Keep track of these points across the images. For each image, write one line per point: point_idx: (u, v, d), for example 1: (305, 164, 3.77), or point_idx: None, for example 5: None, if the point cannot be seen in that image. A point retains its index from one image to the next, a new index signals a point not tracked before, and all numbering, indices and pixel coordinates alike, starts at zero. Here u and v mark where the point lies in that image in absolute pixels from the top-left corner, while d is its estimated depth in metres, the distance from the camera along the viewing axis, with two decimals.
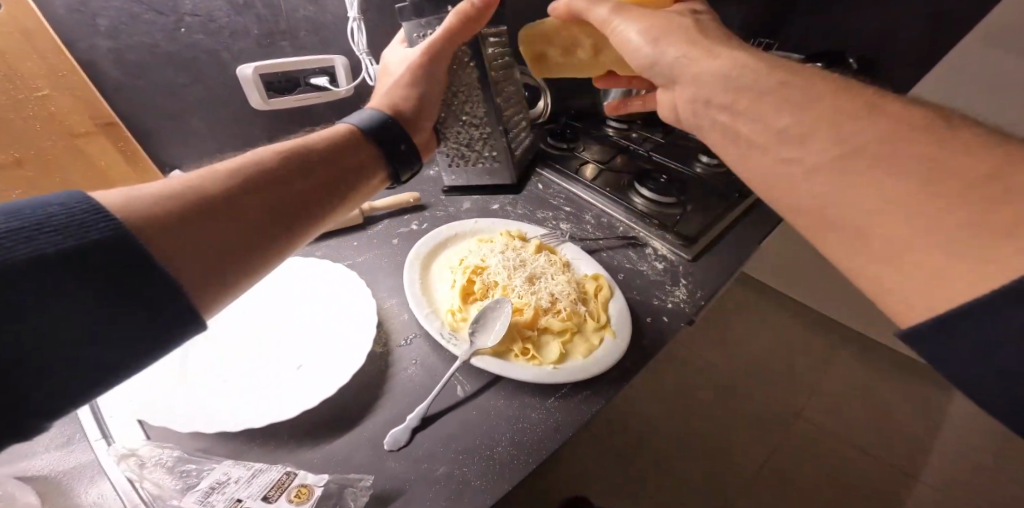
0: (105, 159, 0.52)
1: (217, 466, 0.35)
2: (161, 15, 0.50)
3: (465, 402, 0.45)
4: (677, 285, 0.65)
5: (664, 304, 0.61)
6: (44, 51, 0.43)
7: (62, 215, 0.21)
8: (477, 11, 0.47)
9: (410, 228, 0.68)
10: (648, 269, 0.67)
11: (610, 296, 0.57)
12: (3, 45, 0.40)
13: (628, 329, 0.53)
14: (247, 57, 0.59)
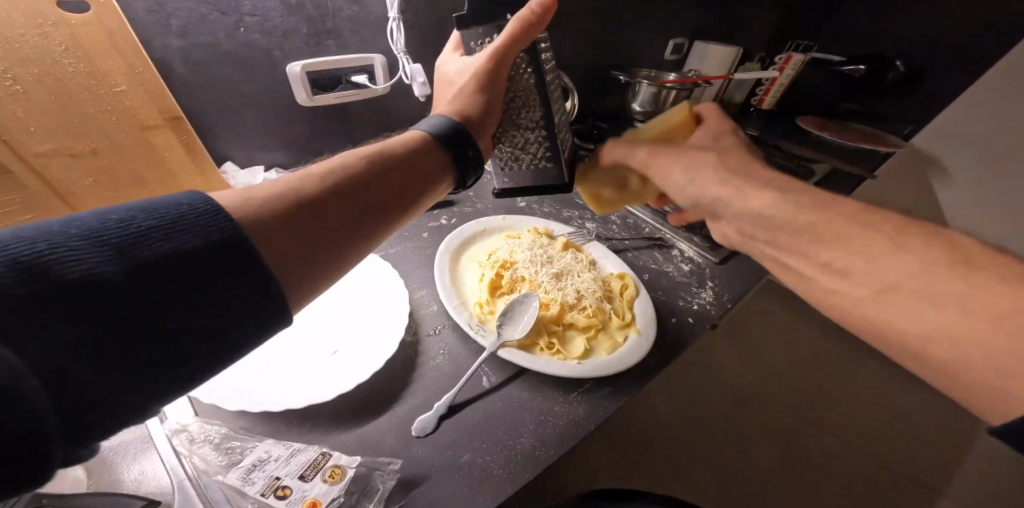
0: (169, 151, 0.56)
1: (259, 445, 0.38)
2: (223, 15, 0.53)
3: (490, 393, 0.47)
4: (703, 288, 0.64)
5: (689, 306, 0.60)
6: (124, 50, 0.47)
7: (189, 214, 0.24)
8: (539, 16, 0.42)
9: (438, 223, 0.70)
10: (673, 271, 0.66)
11: (636, 296, 0.57)
12: (91, 44, 0.44)
13: (654, 329, 0.53)
14: (296, 55, 0.63)
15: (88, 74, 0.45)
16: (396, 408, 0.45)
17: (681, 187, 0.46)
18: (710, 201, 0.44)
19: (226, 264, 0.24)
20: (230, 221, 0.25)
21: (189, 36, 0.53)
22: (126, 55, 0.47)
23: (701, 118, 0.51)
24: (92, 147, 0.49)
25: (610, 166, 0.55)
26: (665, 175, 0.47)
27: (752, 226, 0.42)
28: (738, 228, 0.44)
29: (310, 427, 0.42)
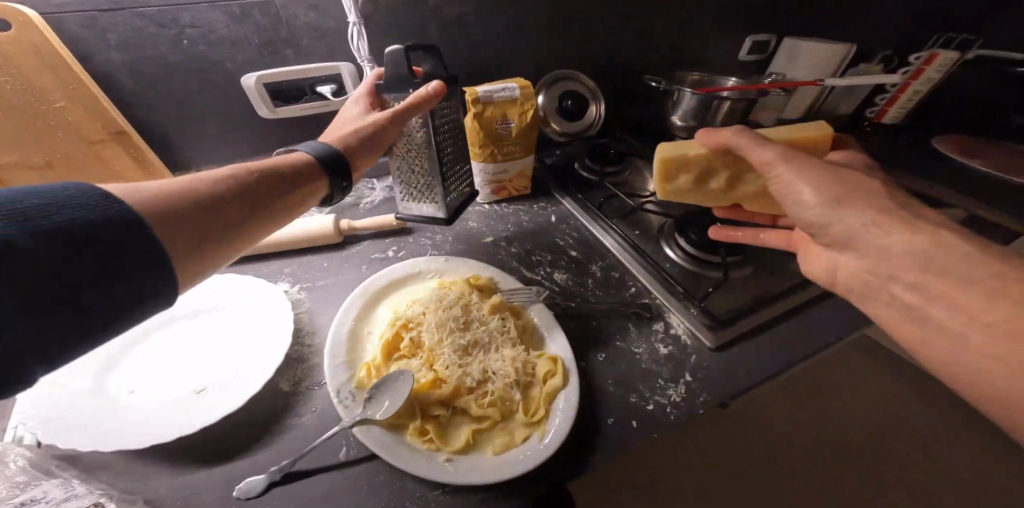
0: (121, 164, 0.56)
1: (39, 484, 0.31)
2: (163, 28, 0.52)
3: (341, 467, 0.39)
4: (676, 381, 0.47)
5: (642, 404, 0.45)
6: (54, 65, 0.48)
7: (86, 199, 0.28)
8: (431, 98, 0.52)
9: (384, 254, 0.63)
10: (643, 352, 0.50)
11: (561, 388, 0.43)
12: (20, 60, 0.46)
13: (564, 437, 0.39)
14: (249, 67, 0.59)
15: (25, 90, 0.47)
16: (234, 464, 0.38)
17: (816, 212, 0.35)
18: (850, 229, 0.33)
19: (131, 243, 0.28)
20: (128, 210, 0.29)
21: (130, 49, 0.52)
22: (58, 68, 0.48)
23: (792, 186, 0.37)
24: (47, 159, 0.51)
25: (710, 148, 0.46)
26: (795, 197, 0.36)
27: (902, 268, 0.30)
28: (871, 268, 0.33)
29: (137, 468, 0.38)
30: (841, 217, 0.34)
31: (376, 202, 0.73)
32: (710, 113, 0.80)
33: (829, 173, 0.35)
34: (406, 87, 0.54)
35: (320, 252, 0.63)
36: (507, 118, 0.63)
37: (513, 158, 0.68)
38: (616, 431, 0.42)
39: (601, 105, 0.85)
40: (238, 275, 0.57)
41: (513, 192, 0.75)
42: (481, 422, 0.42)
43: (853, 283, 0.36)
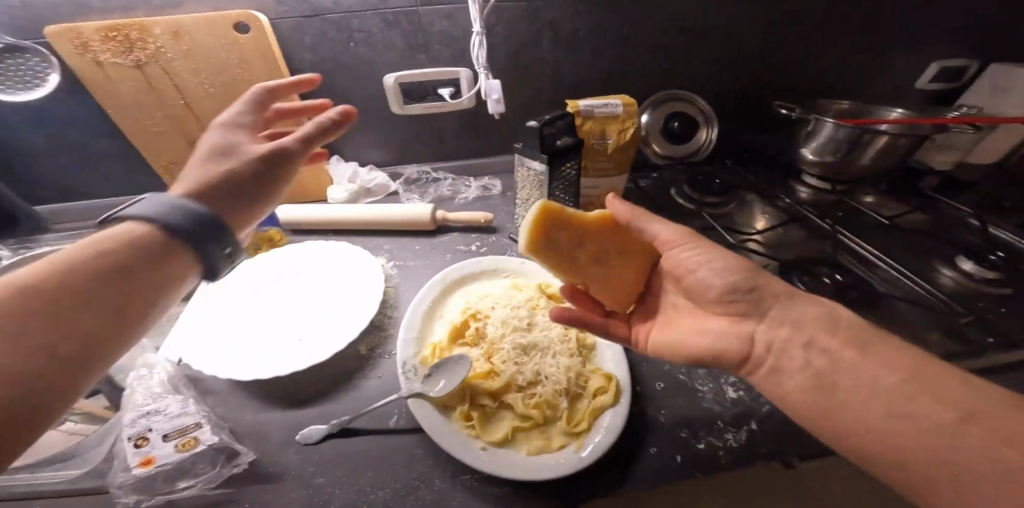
0: (294, 143, 0.71)
1: (169, 397, 0.46)
2: (340, 33, 0.65)
3: (388, 434, 0.44)
4: (737, 427, 0.45)
5: (692, 441, 0.43)
6: (271, 65, 0.61)
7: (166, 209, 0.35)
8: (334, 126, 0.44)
9: (467, 247, 0.69)
10: (706, 393, 0.49)
11: (609, 406, 0.43)
12: (252, 60, 0.60)
13: (601, 454, 0.39)
14: (392, 68, 0.71)
15: (250, 82, 0.62)
16: (315, 406, 0.48)
17: (717, 280, 0.40)
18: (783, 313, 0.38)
19: (201, 240, 0.35)
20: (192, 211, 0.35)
21: (316, 51, 0.66)
22: (273, 71, 0.62)
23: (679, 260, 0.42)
24: None
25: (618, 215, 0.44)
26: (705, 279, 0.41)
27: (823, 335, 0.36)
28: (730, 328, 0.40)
29: (246, 396, 0.48)
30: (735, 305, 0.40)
31: (469, 199, 0.79)
32: (859, 148, 0.66)
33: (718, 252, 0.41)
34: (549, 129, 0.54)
35: (415, 235, 0.71)
36: (605, 135, 0.62)
37: (605, 176, 0.66)
38: (658, 464, 0.41)
39: (713, 130, 0.78)
40: (343, 242, 0.66)
41: (601, 208, 0.73)
42: (523, 422, 0.44)
43: (809, 409, 0.34)
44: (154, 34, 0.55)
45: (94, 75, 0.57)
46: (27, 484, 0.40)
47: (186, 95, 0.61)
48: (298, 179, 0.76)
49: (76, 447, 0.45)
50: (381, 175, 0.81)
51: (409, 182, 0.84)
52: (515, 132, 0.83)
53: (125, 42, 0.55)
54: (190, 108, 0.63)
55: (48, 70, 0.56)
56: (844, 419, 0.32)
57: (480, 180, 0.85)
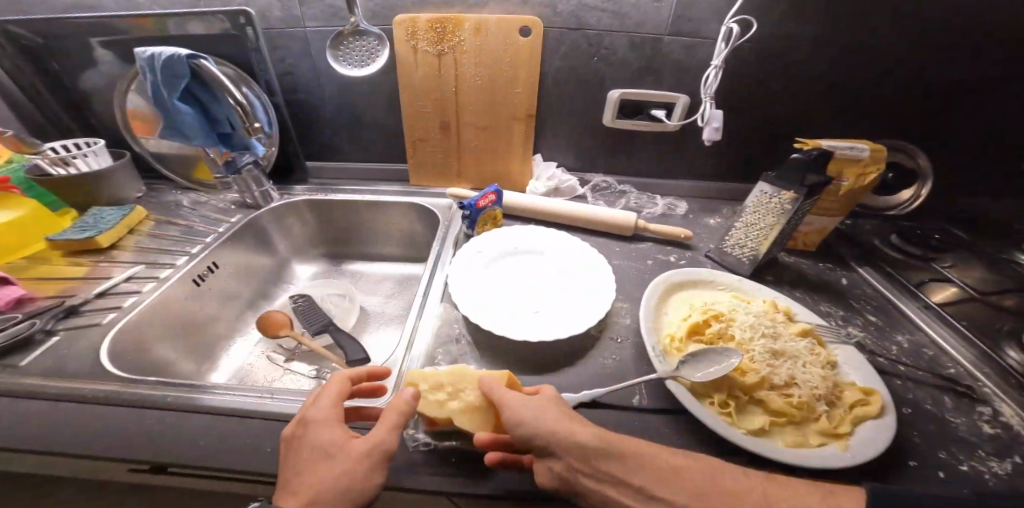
0: (518, 136, 0.81)
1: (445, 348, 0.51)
2: (589, 49, 0.74)
3: (634, 410, 0.47)
4: (1002, 457, 0.43)
5: (954, 463, 0.43)
6: (531, 65, 0.74)
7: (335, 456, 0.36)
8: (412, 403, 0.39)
9: (666, 258, 0.72)
10: (959, 424, 0.47)
11: (875, 416, 0.44)
12: (520, 60, 0.73)
13: (879, 452, 0.40)
14: (619, 85, 0.78)
15: (509, 78, 0.74)
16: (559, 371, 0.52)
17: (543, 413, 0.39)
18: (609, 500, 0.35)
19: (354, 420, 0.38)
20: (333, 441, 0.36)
21: (562, 62, 0.76)
22: (533, 69, 0.74)
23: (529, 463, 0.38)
24: (486, 123, 0.79)
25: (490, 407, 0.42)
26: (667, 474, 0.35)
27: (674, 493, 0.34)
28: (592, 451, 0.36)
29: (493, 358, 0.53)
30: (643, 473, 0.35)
31: (654, 215, 0.84)
32: None
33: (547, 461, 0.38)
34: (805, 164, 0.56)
35: (612, 238, 0.76)
36: (840, 176, 0.64)
37: (825, 213, 0.68)
38: (926, 482, 0.41)
39: (928, 187, 0.76)
40: (558, 233, 0.68)
41: (797, 244, 0.74)
42: (776, 418, 0.45)
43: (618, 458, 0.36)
44: (463, 30, 0.69)
45: (408, 59, 0.71)
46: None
47: (460, 82, 0.74)
48: (506, 170, 0.85)
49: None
50: (574, 179, 0.88)
51: (594, 189, 0.90)
52: (705, 159, 0.87)
53: (441, 34, 0.69)
54: (456, 96, 0.75)
55: (379, 49, 0.69)
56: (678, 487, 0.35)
57: (661, 198, 0.89)
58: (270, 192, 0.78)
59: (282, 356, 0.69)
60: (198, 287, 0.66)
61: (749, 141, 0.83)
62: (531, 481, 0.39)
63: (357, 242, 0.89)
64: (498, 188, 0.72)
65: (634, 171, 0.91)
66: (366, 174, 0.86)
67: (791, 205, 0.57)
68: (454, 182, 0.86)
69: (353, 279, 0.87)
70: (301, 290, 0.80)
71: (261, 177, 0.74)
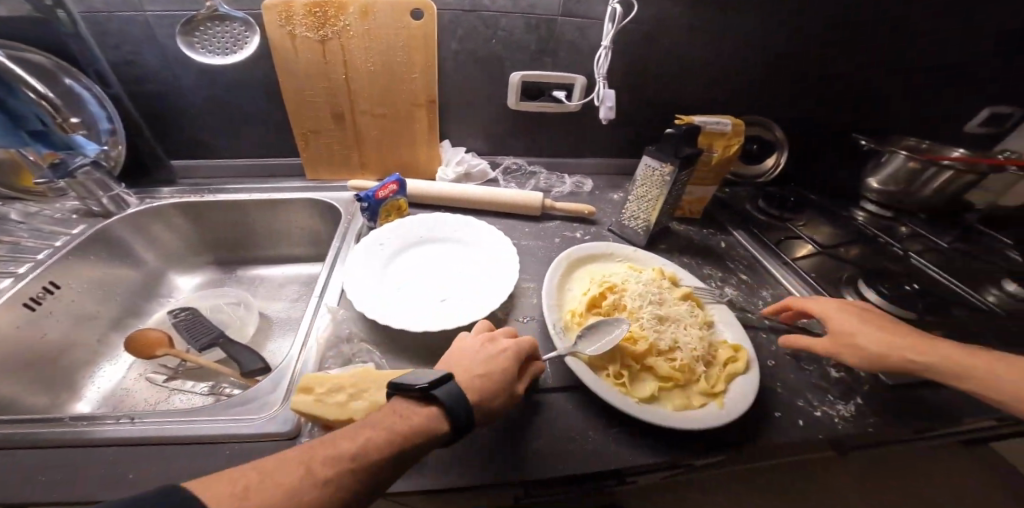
0: (421, 124, 0.77)
1: (342, 347, 0.49)
2: (485, 30, 0.72)
3: (534, 389, 0.49)
4: (846, 400, 0.50)
5: (810, 410, 0.49)
6: (429, 51, 0.68)
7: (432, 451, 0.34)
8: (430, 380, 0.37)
9: (572, 234, 0.75)
10: (813, 370, 0.53)
11: (742, 372, 0.49)
12: (416, 45, 0.67)
13: (745, 408, 0.45)
14: (519, 66, 0.78)
15: (406, 64, 0.69)
16: None
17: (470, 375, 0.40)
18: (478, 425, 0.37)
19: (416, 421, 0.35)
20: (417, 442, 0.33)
21: (460, 43, 0.74)
22: (430, 55, 0.69)
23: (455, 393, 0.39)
24: (384, 112, 0.74)
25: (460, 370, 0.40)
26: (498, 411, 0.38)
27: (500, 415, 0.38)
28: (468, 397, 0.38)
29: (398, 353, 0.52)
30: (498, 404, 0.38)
31: (563, 193, 0.87)
32: (922, 179, 0.79)
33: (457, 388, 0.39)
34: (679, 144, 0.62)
35: (523, 220, 0.77)
36: (711, 148, 0.72)
37: (703, 183, 0.76)
38: (783, 425, 0.47)
39: (784, 155, 0.90)
40: (467, 221, 0.68)
41: (686, 213, 0.82)
42: (664, 381, 0.49)
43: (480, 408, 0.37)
44: (347, 13, 0.62)
45: (284, 45, 0.62)
46: (215, 427, 0.40)
47: (351, 69, 0.67)
48: (412, 158, 0.81)
49: (252, 392, 0.44)
50: (484, 163, 0.87)
51: (506, 171, 0.91)
52: (606, 137, 0.92)
53: (322, 18, 0.61)
54: (348, 83, 0.68)
55: (249, 36, 0.59)
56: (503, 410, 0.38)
57: (570, 177, 0.92)
58: (123, 194, 0.67)
59: (161, 375, 0.61)
60: (32, 312, 0.55)
61: (643, 119, 0.89)
62: (429, 468, 0.39)
63: (252, 243, 0.80)
64: (398, 175, 0.69)
65: (543, 152, 0.93)
66: (249, 169, 0.78)
67: (670, 176, 0.63)
68: (358, 174, 0.81)
69: (250, 285, 0.79)
70: (184, 301, 0.71)
71: (108, 179, 0.63)
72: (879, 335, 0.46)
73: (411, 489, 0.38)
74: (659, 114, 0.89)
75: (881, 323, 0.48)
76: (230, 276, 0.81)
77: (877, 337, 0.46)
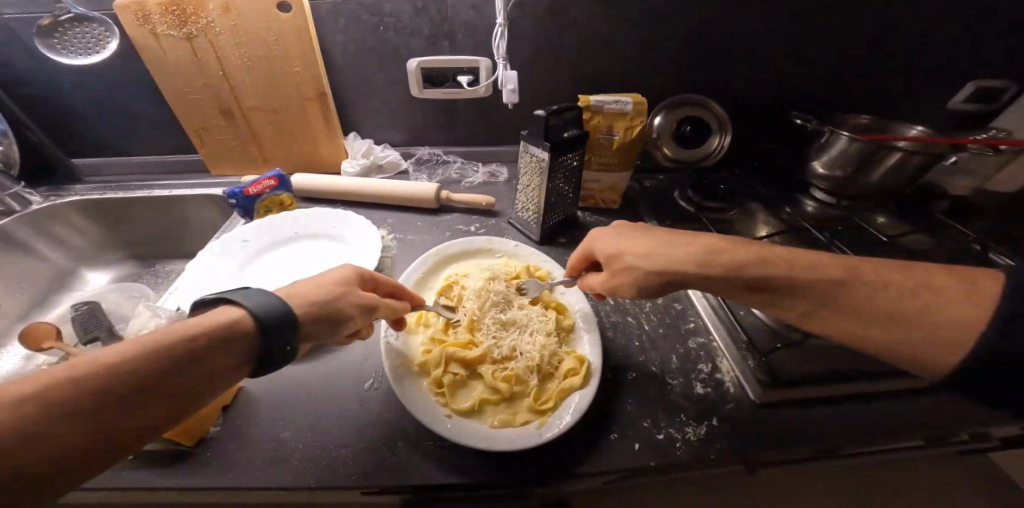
0: (316, 117, 0.76)
1: None
2: (371, 16, 0.69)
3: (359, 394, 0.48)
4: (697, 420, 0.46)
5: (652, 431, 0.45)
6: (304, 42, 0.67)
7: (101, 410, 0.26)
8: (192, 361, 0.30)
9: (467, 227, 0.72)
10: (675, 386, 0.49)
11: (577, 387, 0.46)
12: (288, 36, 0.66)
13: (562, 432, 0.42)
14: (416, 52, 0.74)
15: (284, 57, 0.69)
16: (302, 362, 0.51)
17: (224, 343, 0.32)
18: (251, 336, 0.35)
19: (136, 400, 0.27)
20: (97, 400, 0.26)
21: (349, 30, 0.71)
22: (306, 47, 0.68)
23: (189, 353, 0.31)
24: (275, 106, 0.74)
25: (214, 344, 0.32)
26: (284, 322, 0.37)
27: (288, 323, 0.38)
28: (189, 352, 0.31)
29: None
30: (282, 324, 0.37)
31: (474, 184, 0.83)
32: (871, 163, 0.68)
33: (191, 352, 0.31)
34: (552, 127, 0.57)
35: (419, 213, 0.74)
36: (611, 130, 0.65)
37: (608, 169, 0.70)
38: (614, 445, 0.44)
39: (727, 136, 0.81)
40: (346, 214, 0.66)
41: (600, 203, 0.76)
42: (490, 393, 0.47)
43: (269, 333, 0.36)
44: (206, 10, 0.62)
45: (152, 46, 0.65)
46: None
47: (225, 66, 0.68)
48: (315, 151, 0.81)
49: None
50: (394, 154, 0.84)
51: (420, 162, 0.88)
52: (525, 123, 0.86)
53: (181, 17, 0.62)
54: (227, 79, 0.70)
55: (109, 38, 0.64)
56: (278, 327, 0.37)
57: (486, 166, 0.88)
58: (24, 193, 0.73)
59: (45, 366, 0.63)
60: None
61: (562, 101, 0.83)
62: (211, 479, 0.39)
63: (164, 238, 0.83)
64: (279, 170, 0.68)
65: (462, 141, 0.89)
66: (158, 167, 0.82)
67: (543, 162, 0.59)
68: (262, 168, 0.83)
69: (163, 279, 0.81)
70: (89, 295, 0.74)
71: (4, 180, 0.70)
72: (680, 250, 0.40)
73: (188, 488, 0.38)
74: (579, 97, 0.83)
75: (639, 231, 0.45)
76: (147, 270, 0.83)
77: (718, 250, 0.39)
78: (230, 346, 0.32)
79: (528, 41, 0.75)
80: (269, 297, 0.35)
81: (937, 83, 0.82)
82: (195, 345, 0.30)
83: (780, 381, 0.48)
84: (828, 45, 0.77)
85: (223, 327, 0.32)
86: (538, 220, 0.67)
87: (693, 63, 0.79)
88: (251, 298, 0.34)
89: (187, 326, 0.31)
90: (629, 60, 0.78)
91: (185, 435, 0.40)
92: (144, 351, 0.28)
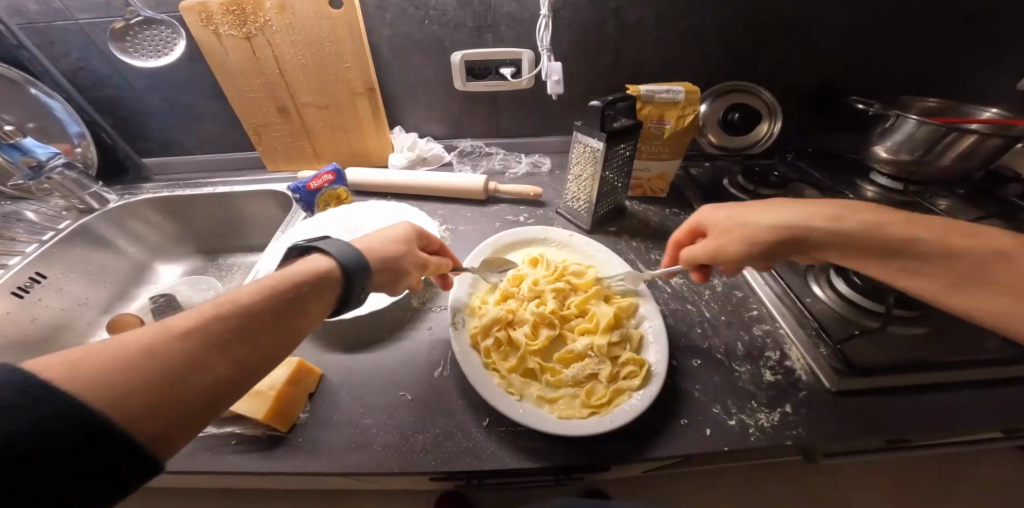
0: (364, 112, 0.79)
1: None
2: (417, 9, 0.69)
3: (431, 381, 0.50)
4: (769, 408, 0.46)
5: (724, 417, 0.45)
6: (355, 37, 0.69)
7: (184, 358, 0.27)
8: (295, 296, 0.36)
9: (516, 218, 0.73)
10: (742, 373, 0.50)
11: (637, 387, 0.46)
12: (341, 32, 0.68)
13: (631, 420, 0.42)
14: (461, 46, 0.75)
15: (335, 53, 0.70)
16: (373, 350, 0.53)
17: (301, 283, 0.37)
18: (401, 239, 0.48)
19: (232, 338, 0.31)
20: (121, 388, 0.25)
21: (395, 25, 0.72)
22: (358, 43, 0.70)
23: (268, 296, 0.34)
24: (327, 102, 0.77)
25: (319, 271, 0.38)
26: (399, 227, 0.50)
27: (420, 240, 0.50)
28: (279, 293, 0.35)
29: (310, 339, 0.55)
30: (398, 229, 0.49)
31: (518, 174, 0.84)
32: (940, 147, 0.65)
33: (282, 301, 0.35)
34: (606, 120, 0.57)
35: (469, 203, 0.76)
36: (662, 120, 0.64)
37: (657, 158, 0.69)
38: (687, 432, 0.44)
39: (777, 123, 0.78)
40: (403, 208, 0.70)
41: (648, 191, 0.76)
42: (550, 386, 0.48)
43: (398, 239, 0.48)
44: (264, 9, 0.65)
45: (215, 46, 0.68)
46: None
47: (281, 62, 0.71)
48: (363, 145, 0.84)
49: None
50: (439, 146, 0.86)
51: (463, 154, 0.90)
52: (567, 112, 0.86)
53: (242, 17, 0.65)
54: (283, 77, 0.72)
55: (175, 39, 0.69)
56: (402, 237, 0.48)
57: (527, 157, 0.89)
58: (102, 192, 0.78)
59: None
60: (21, 300, 0.64)
61: (604, 89, 0.83)
62: (307, 456, 0.42)
63: (227, 232, 0.87)
64: (336, 165, 0.70)
65: (503, 133, 0.89)
66: (218, 163, 0.89)
67: (598, 152, 0.59)
68: (314, 163, 0.86)
69: (226, 271, 0.86)
70: (164, 288, 0.79)
71: (82, 179, 0.73)
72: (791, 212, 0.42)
73: (287, 471, 0.41)
74: (622, 84, 0.82)
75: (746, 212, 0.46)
76: (212, 263, 0.89)
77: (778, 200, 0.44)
78: (318, 288, 0.37)
79: (573, 30, 0.74)
80: (347, 248, 0.41)
81: (1011, 59, 0.77)
82: (287, 295, 0.35)
83: (855, 369, 0.47)
84: (890, 22, 0.73)
85: (314, 276, 0.38)
86: (588, 209, 0.68)
87: (743, 46, 0.77)
88: (332, 248, 0.40)
89: (281, 279, 0.36)
90: (676, 45, 0.76)
91: (280, 421, 0.43)
92: (241, 304, 0.33)
